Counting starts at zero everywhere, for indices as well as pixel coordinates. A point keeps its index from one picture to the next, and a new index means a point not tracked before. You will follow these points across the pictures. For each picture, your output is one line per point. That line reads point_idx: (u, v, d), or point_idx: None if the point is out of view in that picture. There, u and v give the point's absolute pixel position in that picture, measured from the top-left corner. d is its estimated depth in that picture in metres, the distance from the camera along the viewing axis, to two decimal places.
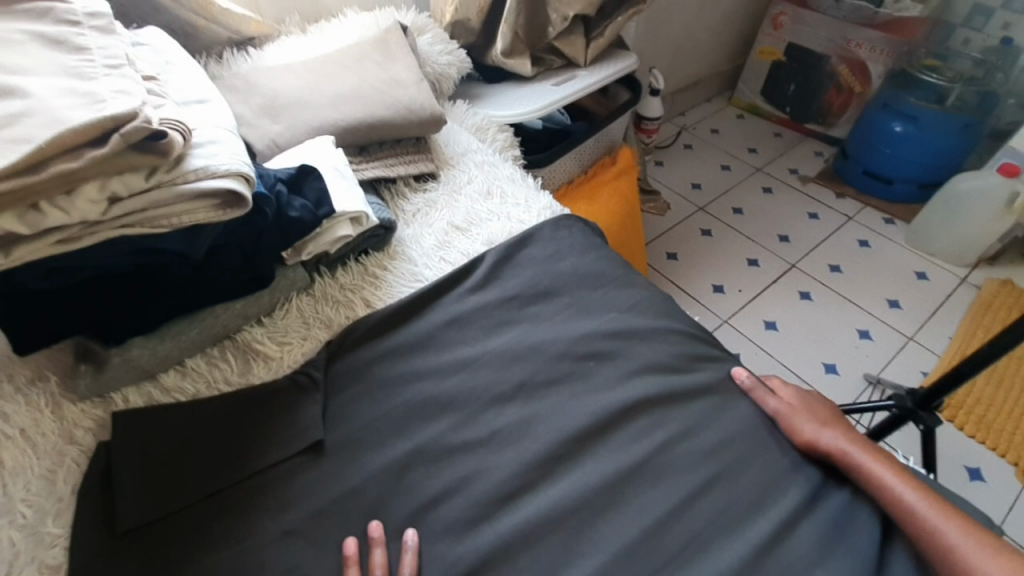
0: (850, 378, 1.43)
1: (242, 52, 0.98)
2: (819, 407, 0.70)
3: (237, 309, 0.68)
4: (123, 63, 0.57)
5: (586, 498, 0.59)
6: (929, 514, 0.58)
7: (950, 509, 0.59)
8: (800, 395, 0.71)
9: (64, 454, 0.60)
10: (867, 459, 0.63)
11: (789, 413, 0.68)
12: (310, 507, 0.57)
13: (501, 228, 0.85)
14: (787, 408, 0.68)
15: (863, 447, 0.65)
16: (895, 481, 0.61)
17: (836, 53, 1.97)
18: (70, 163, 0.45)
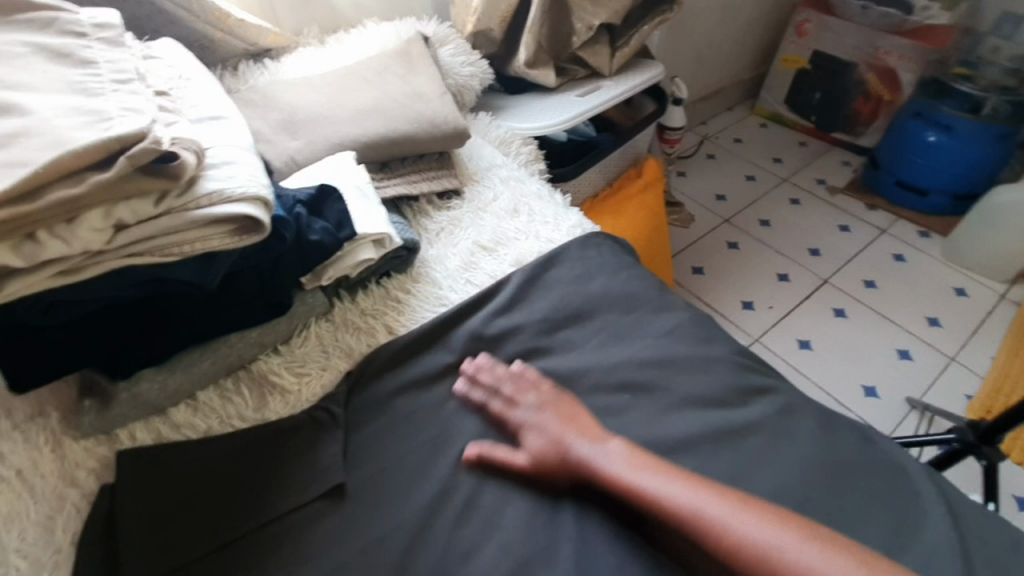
0: (889, 401, 1.35)
1: (258, 65, 0.95)
2: (578, 415, 0.60)
3: (252, 338, 0.64)
4: (133, 78, 0.53)
5: (634, 555, 0.53)
6: (745, 528, 0.50)
7: (754, 504, 0.52)
8: (549, 406, 0.61)
9: (64, 498, 0.56)
10: (663, 483, 0.54)
11: (557, 446, 0.57)
12: (331, 561, 0.52)
13: (529, 248, 0.80)
14: (542, 445, 0.58)
15: (648, 460, 0.56)
16: (693, 500, 0.52)
17: (864, 61, 1.91)
18: (72, 188, 0.40)
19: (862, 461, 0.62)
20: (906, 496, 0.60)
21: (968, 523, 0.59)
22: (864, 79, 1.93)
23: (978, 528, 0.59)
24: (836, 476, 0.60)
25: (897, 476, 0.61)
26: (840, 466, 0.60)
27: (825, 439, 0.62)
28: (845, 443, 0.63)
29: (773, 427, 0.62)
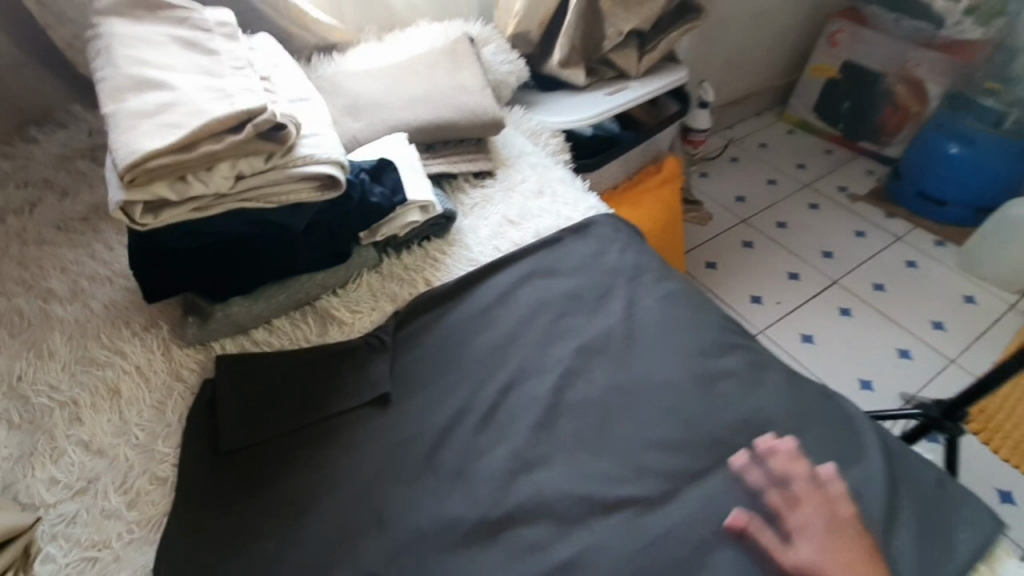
0: (883, 396, 1.43)
1: (327, 57, 1.11)
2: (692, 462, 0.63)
3: (318, 279, 0.79)
4: (245, 66, 0.68)
5: (613, 471, 0.65)
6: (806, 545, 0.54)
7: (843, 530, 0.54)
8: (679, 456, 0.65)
9: (172, 389, 0.73)
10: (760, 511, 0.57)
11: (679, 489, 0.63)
12: (379, 446, 0.67)
13: (549, 223, 0.93)
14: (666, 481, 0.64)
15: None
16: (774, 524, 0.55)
17: (894, 72, 1.96)
18: (213, 145, 0.56)
19: (819, 411, 0.70)
20: (853, 439, 0.69)
21: (904, 465, 0.67)
22: (893, 90, 1.98)
23: (913, 469, 0.67)
24: (795, 421, 0.69)
25: (846, 425, 0.70)
26: (800, 412, 0.70)
27: (787, 389, 0.72)
28: (807, 394, 0.72)
29: (744, 377, 0.72)
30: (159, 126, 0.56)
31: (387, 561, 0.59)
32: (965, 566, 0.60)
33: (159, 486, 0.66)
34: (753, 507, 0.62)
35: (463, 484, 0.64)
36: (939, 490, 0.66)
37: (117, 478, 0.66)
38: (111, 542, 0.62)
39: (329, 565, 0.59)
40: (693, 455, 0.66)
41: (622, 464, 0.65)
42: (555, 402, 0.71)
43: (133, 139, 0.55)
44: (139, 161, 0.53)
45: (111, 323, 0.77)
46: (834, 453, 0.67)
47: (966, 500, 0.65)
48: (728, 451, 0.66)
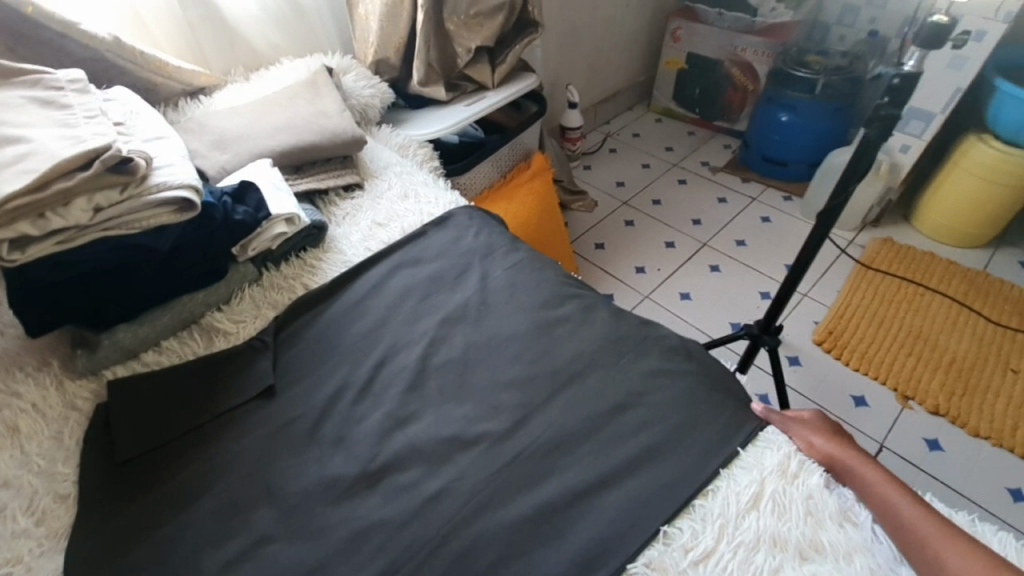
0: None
1: (194, 101, 1.19)
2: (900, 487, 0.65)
3: (199, 298, 0.87)
4: (98, 114, 0.76)
5: (471, 412, 0.75)
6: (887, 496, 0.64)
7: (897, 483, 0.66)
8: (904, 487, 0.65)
9: (69, 417, 0.78)
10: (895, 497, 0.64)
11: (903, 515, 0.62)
12: (268, 430, 0.75)
13: (413, 220, 1.05)
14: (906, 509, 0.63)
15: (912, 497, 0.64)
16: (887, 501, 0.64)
17: (728, 58, 2.25)
18: (66, 183, 0.66)
19: (640, 332, 0.84)
20: (674, 349, 0.82)
21: (708, 365, 0.81)
22: (730, 73, 2.27)
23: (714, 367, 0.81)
24: (618, 344, 0.82)
25: (661, 341, 0.83)
26: (620, 335, 0.83)
27: (613, 321, 0.85)
28: (628, 322, 0.86)
29: (576, 318, 0.86)
30: (16, 172, 0.64)
31: (280, 521, 0.67)
32: (748, 431, 0.71)
33: (62, 503, 0.70)
34: (587, 415, 0.73)
35: (344, 447, 0.73)
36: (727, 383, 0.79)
37: (21, 504, 0.69)
38: (23, 558, 0.65)
39: (226, 536, 0.66)
40: (537, 385, 0.77)
41: (481, 405, 0.76)
42: (421, 365, 0.82)
43: None
44: None
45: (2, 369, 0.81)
46: (652, 360, 0.79)
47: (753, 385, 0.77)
48: (570, 377, 0.78)
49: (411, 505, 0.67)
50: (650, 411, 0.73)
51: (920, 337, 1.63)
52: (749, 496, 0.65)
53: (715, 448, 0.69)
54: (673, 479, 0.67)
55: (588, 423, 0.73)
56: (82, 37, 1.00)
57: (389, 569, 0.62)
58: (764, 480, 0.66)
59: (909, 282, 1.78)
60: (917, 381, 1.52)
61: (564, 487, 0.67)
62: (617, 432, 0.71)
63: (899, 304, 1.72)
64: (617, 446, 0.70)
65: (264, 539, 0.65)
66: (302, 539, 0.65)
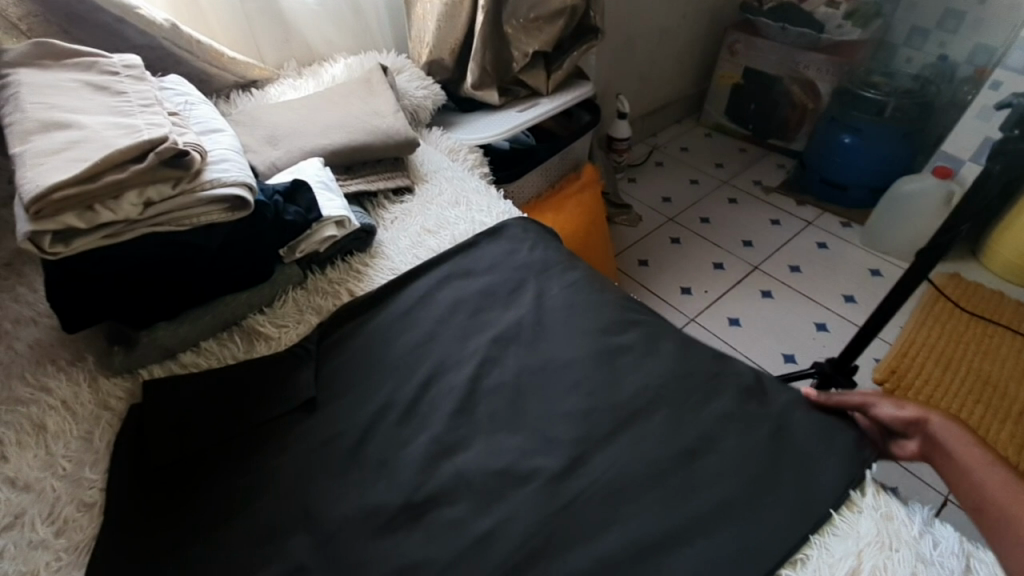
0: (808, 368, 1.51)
1: (246, 94, 1.16)
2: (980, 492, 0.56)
3: (243, 299, 0.83)
4: (153, 103, 0.73)
5: (524, 446, 0.69)
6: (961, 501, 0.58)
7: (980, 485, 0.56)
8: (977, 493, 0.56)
9: (99, 418, 0.74)
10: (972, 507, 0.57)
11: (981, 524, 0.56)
12: (307, 447, 0.70)
13: (464, 229, 1.00)
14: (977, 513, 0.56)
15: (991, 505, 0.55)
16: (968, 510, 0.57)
17: (788, 75, 2.15)
18: (118, 174, 0.62)
19: (710, 366, 0.76)
20: (752, 389, 0.74)
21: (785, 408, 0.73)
22: (790, 91, 2.17)
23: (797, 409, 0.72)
24: (687, 379, 0.75)
25: (733, 378, 0.75)
26: (689, 370, 0.76)
27: (680, 354, 0.78)
28: (697, 355, 0.78)
29: (640, 347, 0.79)
30: (65, 160, 0.61)
31: (315, 551, 0.62)
32: (839, 490, 0.63)
33: (87, 512, 0.66)
34: (655, 459, 0.66)
35: (388, 472, 0.68)
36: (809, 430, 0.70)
37: (44, 509, 0.65)
38: (39, 570, 0.61)
39: (259, 564, 0.61)
40: (598, 418, 0.70)
41: (533, 438, 0.70)
42: (470, 388, 0.76)
43: (39, 173, 0.59)
44: (45, 192, 0.58)
45: (36, 362, 0.78)
46: (725, 400, 0.72)
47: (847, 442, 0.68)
48: (634, 413, 0.71)
49: (459, 544, 0.61)
50: (726, 461, 0.65)
51: (988, 382, 1.50)
52: (845, 570, 0.57)
53: (803, 508, 0.61)
54: (751, 544, 0.59)
55: (658, 466, 0.65)
56: (141, 23, 0.98)
57: None
58: (862, 552, 0.58)
59: (977, 323, 1.66)
60: (985, 431, 1.39)
61: (627, 538, 0.60)
62: (687, 480, 0.64)
63: (968, 346, 1.59)
64: (687, 497, 0.63)
65: (298, 570, 0.60)
66: (339, 573, 0.60)
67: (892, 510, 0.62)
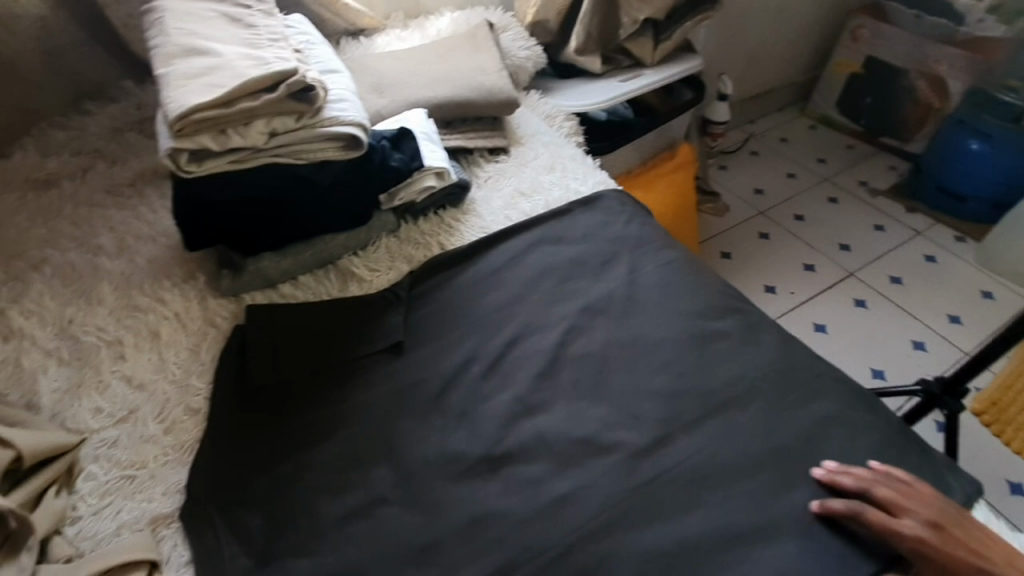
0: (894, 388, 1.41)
1: (355, 41, 1.18)
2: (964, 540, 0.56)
3: (341, 240, 0.85)
4: (281, 38, 0.74)
5: (607, 418, 0.68)
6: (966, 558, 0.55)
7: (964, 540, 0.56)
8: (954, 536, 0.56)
9: (206, 333, 0.79)
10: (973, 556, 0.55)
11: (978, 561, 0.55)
12: (393, 387, 0.73)
13: (558, 196, 0.98)
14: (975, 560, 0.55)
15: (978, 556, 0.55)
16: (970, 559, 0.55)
17: (915, 69, 1.95)
18: (250, 102, 0.64)
19: (808, 365, 0.72)
20: (855, 396, 0.70)
21: (892, 423, 0.68)
22: (914, 86, 1.97)
23: (897, 425, 0.68)
24: (785, 375, 0.71)
25: (833, 380, 0.71)
26: (789, 366, 0.72)
27: (780, 348, 0.74)
28: (797, 354, 0.74)
29: (737, 335, 0.75)
30: (204, 84, 0.64)
31: (398, 486, 0.64)
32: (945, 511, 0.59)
33: (193, 417, 0.71)
34: (743, 452, 0.64)
35: (469, 423, 0.69)
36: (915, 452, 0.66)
37: (155, 408, 0.71)
38: (149, 462, 0.67)
39: (346, 488, 0.64)
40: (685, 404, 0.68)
41: (616, 412, 0.69)
42: (556, 353, 0.75)
43: (182, 95, 0.63)
44: (186, 113, 0.62)
45: (155, 276, 0.84)
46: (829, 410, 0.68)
47: (953, 468, 0.65)
48: (724, 403, 0.68)
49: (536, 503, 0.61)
50: (818, 469, 0.63)
51: None
52: None
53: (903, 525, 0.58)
54: (835, 555, 0.57)
55: (746, 459, 0.64)
56: None
57: (505, 566, 0.57)
58: None
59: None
60: None
61: (708, 526, 0.59)
62: (776, 478, 0.62)
63: None
64: (776, 497, 0.61)
65: (380, 501, 0.63)
66: (418, 509, 0.62)
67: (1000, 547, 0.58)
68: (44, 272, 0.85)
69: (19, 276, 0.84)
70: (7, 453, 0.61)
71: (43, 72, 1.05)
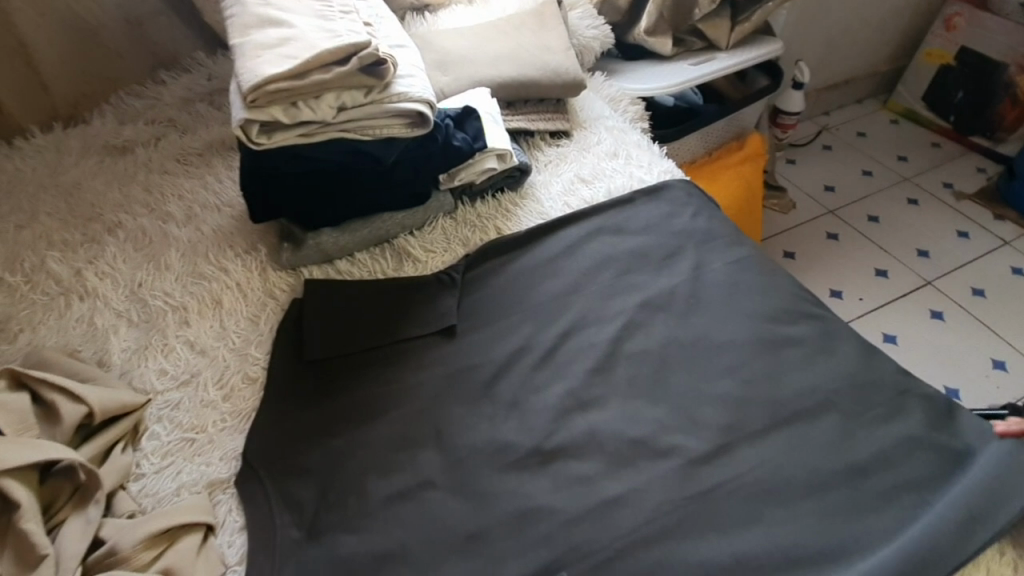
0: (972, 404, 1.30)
1: (420, 17, 1.15)
2: None
3: (398, 219, 0.85)
4: (352, 10, 0.72)
5: (665, 419, 0.65)
6: None
7: None
8: None
9: (265, 303, 0.81)
10: None
11: None
12: (444, 370, 0.72)
13: (621, 184, 0.94)
14: None
15: None
16: None
17: (1017, 61, 1.77)
18: (323, 74, 0.63)
19: (886, 382, 0.67)
20: (940, 419, 0.64)
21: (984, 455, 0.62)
22: (1014, 81, 1.79)
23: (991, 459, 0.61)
24: (860, 391, 0.66)
25: (916, 401, 0.66)
26: (866, 381, 0.67)
27: (857, 362, 0.69)
28: (876, 369, 0.69)
29: (810, 343, 0.71)
30: (278, 56, 0.63)
31: (446, 470, 0.63)
32: None
33: (250, 386, 0.73)
34: (812, 469, 0.60)
35: (520, 413, 0.67)
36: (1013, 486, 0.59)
37: (215, 373, 0.73)
38: (208, 427, 0.69)
39: (395, 467, 0.64)
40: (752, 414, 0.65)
41: (674, 414, 0.66)
42: (612, 348, 0.72)
43: (257, 66, 0.62)
44: (261, 83, 0.61)
45: (219, 245, 0.86)
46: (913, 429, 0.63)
47: None
48: (792, 415, 0.64)
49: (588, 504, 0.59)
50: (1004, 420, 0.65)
51: None
52: None
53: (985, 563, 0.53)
54: None
55: (814, 478, 0.60)
56: None
57: (552, 564, 0.56)
58: None
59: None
60: None
61: (770, 542, 0.55)
62: (846, 500, 0.58)
63: None
64: (846, 519, 0.57)
65: (427, 484, 0.62)
66: (466, 496, 0.61)
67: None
68: (119, 236, 0.88)
69: (97, 238, 0.88)
70: (80, 409, 0.64)
71: (124, 41, 1.08)
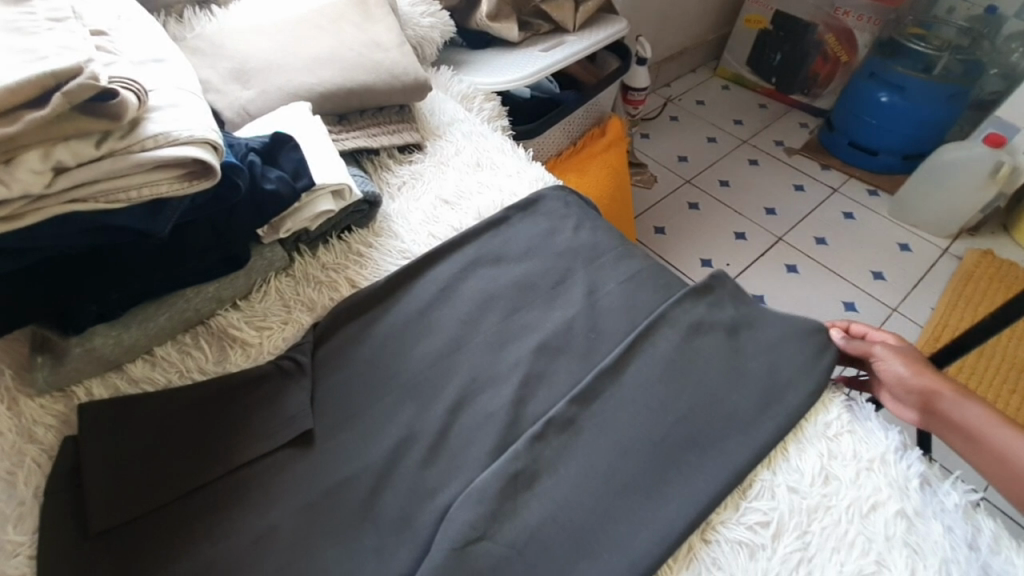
0: None
1: (205, 11, 0.88)
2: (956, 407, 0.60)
3: (210, 292, 0.63)
4: (68, 17, 0.49)
5: (596, 497, 0.54)
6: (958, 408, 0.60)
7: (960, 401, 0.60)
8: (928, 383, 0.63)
9: (23, 454, 0.53)
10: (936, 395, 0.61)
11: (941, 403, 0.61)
12: (302, 500, 0.53)
13: (491, 201, 0.81)
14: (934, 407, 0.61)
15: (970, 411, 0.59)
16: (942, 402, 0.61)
17: (824, 22, 1.91)
18: (6, 127, 0.40)
19: (804, 393, 0.62)
20: (853, 425, 0.61)
21: (900, 458, 0.59)
22: (823, 40, 1.95)
23: (908, 461, 0.59)
24: (782, 411, 0.61)
25: (827, 411, 0.62)
26: (782, 396, 0.62)
27: (773, 375, 0.64)
28: (791, 378, 0.64)
29: (723, 359, 0.64)
30: None
31: None
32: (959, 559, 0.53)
33: None
34: (745, 525, 0.55)
35: (412, 536, 0.52)
36: (926, 490, 0.57)
37: None
38: None
39: None
40: (632, 451, 0.57)
41: (601, 488, 0.54)
42: (514, 417, 0.59)
43: None
44: None
45: None
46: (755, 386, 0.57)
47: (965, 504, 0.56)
48: (723, 458, 0.57)
49: None
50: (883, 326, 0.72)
51: None
52: None
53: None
54: None
55: (753, 536, 0.54)
56: None
57: None
58: None
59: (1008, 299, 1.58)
60: None
61: None
62: (782, 550, 0.53)
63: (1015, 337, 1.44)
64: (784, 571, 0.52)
65: None
66: None
67: (972, 544, 0.54)
68: None
69: None
70: None
71: None
